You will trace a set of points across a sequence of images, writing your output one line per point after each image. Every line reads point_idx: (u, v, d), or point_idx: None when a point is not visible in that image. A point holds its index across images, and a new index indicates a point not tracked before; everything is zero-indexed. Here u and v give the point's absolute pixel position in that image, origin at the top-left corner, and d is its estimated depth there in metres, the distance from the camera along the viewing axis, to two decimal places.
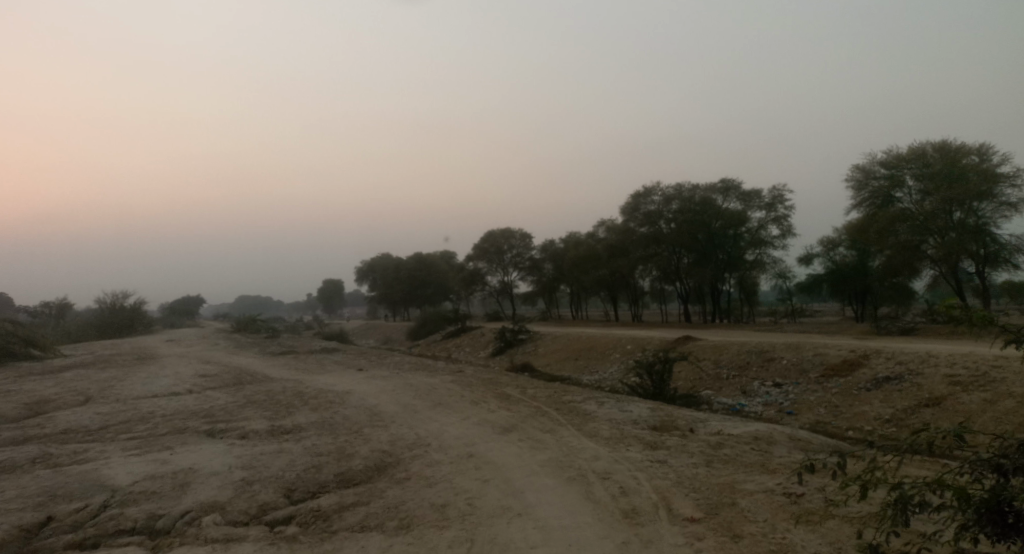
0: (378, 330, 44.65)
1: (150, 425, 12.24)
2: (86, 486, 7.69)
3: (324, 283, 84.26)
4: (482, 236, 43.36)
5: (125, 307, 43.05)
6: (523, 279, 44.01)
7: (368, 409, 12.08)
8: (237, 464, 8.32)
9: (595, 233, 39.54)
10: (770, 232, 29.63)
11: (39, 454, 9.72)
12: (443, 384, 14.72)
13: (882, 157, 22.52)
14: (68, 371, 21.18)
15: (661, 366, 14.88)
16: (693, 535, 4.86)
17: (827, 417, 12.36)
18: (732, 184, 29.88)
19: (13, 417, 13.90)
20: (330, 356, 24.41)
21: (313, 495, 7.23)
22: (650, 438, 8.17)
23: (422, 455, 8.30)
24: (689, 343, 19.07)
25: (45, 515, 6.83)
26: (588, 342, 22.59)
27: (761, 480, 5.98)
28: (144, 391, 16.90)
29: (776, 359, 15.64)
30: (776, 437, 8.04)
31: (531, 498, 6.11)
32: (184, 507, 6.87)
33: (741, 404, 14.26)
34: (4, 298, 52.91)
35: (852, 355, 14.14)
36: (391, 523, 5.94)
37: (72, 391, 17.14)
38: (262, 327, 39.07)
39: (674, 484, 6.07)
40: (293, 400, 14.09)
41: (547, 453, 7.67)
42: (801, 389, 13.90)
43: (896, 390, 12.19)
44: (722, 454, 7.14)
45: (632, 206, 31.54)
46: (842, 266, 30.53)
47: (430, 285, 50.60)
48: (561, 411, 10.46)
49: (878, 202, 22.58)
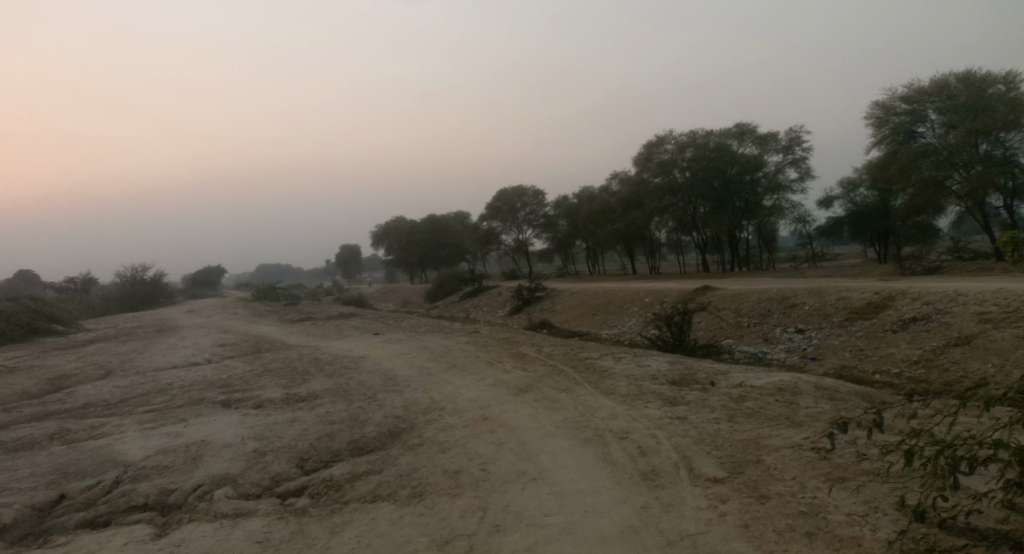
0: (396, 294, 44.70)
1: (167, 397, 12.23)
2: (98, 462, 7.61)
3: (341, 249, 84.42)
4: (495, 194, 42.76)
5: (145, 279, 43.43)
6: (538, 237, 43.53)
7: (384, 373, 11.94)
8: (249, 436, 8.19)
9: (609, 186, 38.81)
10: (788, 175, 28.75)
11: (56, 429, 9.71)
12: (459, 346, 14.53)
13: (903, 92, 21.59)
14: (90, 345, 21.35)
15: (680, 318, 14.53)
16: (717, 497, 4.59)
17: (852, 361, 12.04)
18: (748, 129, 28.85)
19: (35, 393, 14.00)
20: (347, 321, 24.41)
21: (326, 464, 7.10)
22: (669, 393, 7.89)
23: (436, 419, 8.12)
24: (709, 293, 18.67)
25: (57, 493, 6.75)
26: (605, 296, 22.27)
27: (788, 434, 5.68)
28: (163, 362, 16.98)
29: (799, 305, 15.21)
30: (802, 387, 7.72)
31: (547, 462, 5.88)
32: (196, 481, 6.75)
33: (763, 352, 13.99)
34: (32, 275, 53.86)
35: (876, 298, 13.68)
36: (403, 492, 5.76)
37: (93, 365, 17.25)
38: (281, 293, 39.17)
39: (695, 442, 5.80)
40: (309, 367, 14.02)
41: (563, 414, 7.43)
42: (825, 334, 13.55)
43: (922, 331, 11.79)
44: (745, 408, 6.84)
45: (645, 155, 30.87)
46: (864, 208, 29.78)
47: (446, 246, 50.30)
48: (578, 368, 10.22)
49: (900, 138, 21.71)
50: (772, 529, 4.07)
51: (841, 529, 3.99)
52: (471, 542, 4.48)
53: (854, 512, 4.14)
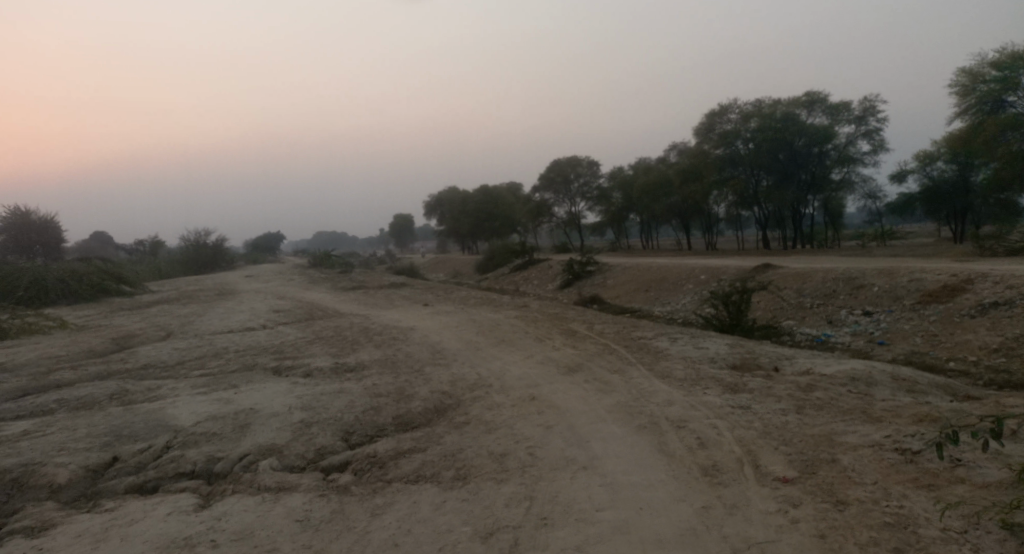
0: (447, 264, 44.82)
1: (222, 362, 12.40)
2: (150, 425, 7.68)
3: (395, 218, 85.23)
4: (548, 165, 42.04)
5: (208, 243, 44.72)
6: (591, 210, 42.76)
7: (432, 346, 11.81)
8: (297, 405, 8.12)
9: (667, 157, 37.70)
10: (860, 147, 27.14)
11: (115, 389, 9.91)
12: (507, 320, 14.28)
13: (994, 57, 19.96)
14: (153, 306, 22.06)
15: (738, 298, 13.88)
16: (787, 500, 4.18)
17: (924, 347, 11.25)
18: (818, 97, 27.22)
19: (99, 351, 14.46)
20: (398, 290, 24.50)
21: (371, 439, 6.96)
22: (729, 379, 7.43)
23: (483, 397, 7.88)
24: (768, 272, 17.88)
25: (110, 455, 6.81)
26: (659, 272, 21.62)
27: (866, 431, 5.19)
28: (221, 326, 17.32)
29: (867, 286, 14.33)
30: (877, 377, 7.14)
31: (598, 449, 5.56)
32: (242, 450, 6.71)
33: (827, 334, 13.26)
34: (107, 237, 56.32)
35: (953, 280, 12.73)
36: (447, 473, 5.56)
37: (155, 326, 17.75)
38: (335, 261, 39.74)
39: (760, 436, 5.37)
40: (359, 336, 14.03)
41: (616, 397, 7.07)
42: (894, 318, 12.73)
43: (1005, 317, 10.88)
44: (814, 399, 6.34)
45: (707, 125, 29.86)
46: (940, 183, 27.98)
47: (498, 217, 49.95)
48: (631, 348, 9.81)
49: (986, 108, 19.98)
50: (854, 543, 3.66)
51: (936, 547, 3.54)
52: (517, 536, 4.22)
53: (951, 528, 3.68)
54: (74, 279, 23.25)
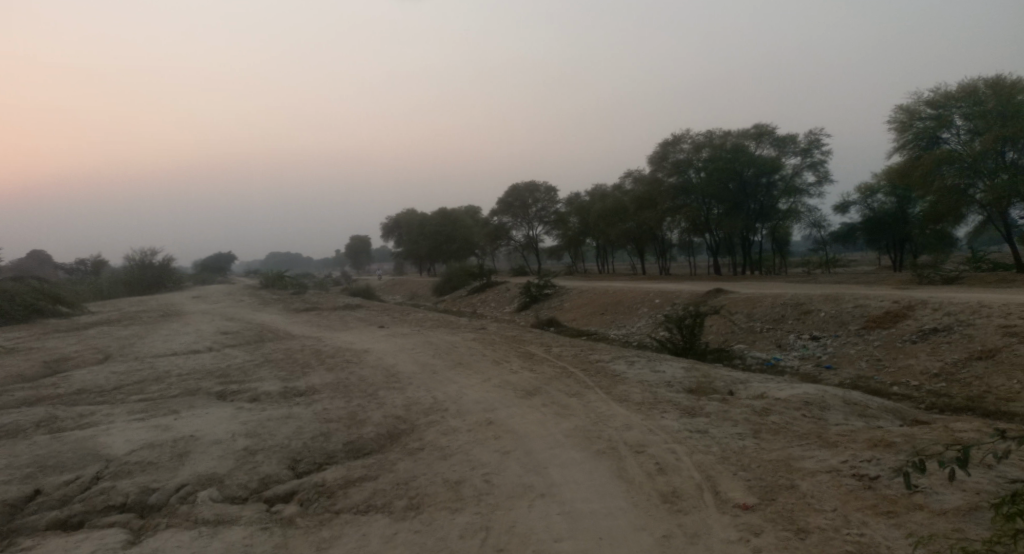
0: (403, 287, 44.37)
1: (162, 386, 11.82)
2: (80, 455, 7.19)
3: (351, 239, 84.23)
4: (506, 189, 42.19)
5: (154, 263, 43.21)
6: (549, 234, 42.97)
7: (386, 369, 11.50)
8: (241, 432, 7.74)
9: (622, 184, 38.26)
10: (806, 178, 28.01)
11: (44, 416, 9.30)
12: (463, 343, 14.07)
13: (929, 96, 20.94)
14: (92, 328, 21.05)
15: (692, 321, 13.98)
16: (748, 528, 4.10)
17: (869, 371, 11.49)
18: (766, 130, 28.12)
19: (30, 376, 13.65)
20: (352, 312, 24.01)
21: (319, 467, 6.65)
22: (686, 403, 7.39)
23: (439, 422, 7.64)
24: (721, 296, 18.14)
25: (32, 488, 6.33)
26: (614, 296, 21.74)
27: (823, 456, 5.17)
28: (164, 349, 16.60)
29: (814, 311, 14.64)
30: (830, 400, 7.19)
31: (556, 476, 5.40)
32: (179, 480, 6.32)
33: (776, 358, 13.46)
34: (45, 255, 54.07)
35: (895, 307, 13.10)
36: (399, 503, 5.32)
37: (92, 349, 16.89)
38: (288, 282, 38.84)
39: (720, 461, 5.31)
40: (310, 359, 13.58)
41: (574, 422, 6.93)
42: (840, 342, 12.99)
43: (944, 343, 11.21)
44: (770, 423, 6.33)
45: (661, 154, 30.46)
46: (880, 214, 29.08)
47: (455, 240, 49.75)
48: (589, 371, 9.71)
49: (923, 144, 20.96)
50: None
51: None
52: None
53: None
54: (7, 300, 22.06)
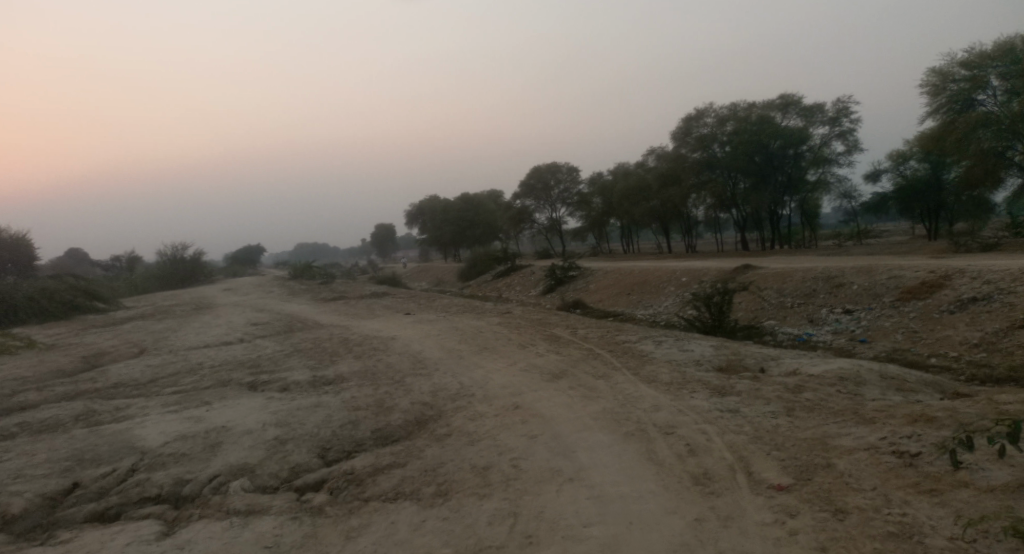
0: (429, 273, 44.52)
1: (195, 378, 12.01)
2: (115, 448, 7.31)
3: (377, 228, 84.80)
4: (528, 172, 41.93)
5: (185, 257, 43.94)
6: (572, 215, 42.66)
7: (413, 356, 11.52)
8: (271, 422, 7.80)
9: (645, 162, 37.76)
10: (835, 148, 27.29)
11: (82, 410, 9.50)
12: (489, 327, 14.02)
13: (962, 57, 20.17)
14: (127, 323, 21.48)
15: (720, 298, 13.76)
16: (784, 510, 3.98)
17: (905, 344, 11.18)
18: (792, 100, 27.41)
19: (69, 371, 13.98)
20: (379, 300, 24.16)
21: (348, 455, 6.67)
22: (716, 382, 7.24)
23: (466, 407, 7.61)
24: (749, 272, 17.82)
25: (71, 481, 6.46)
26: (641, 275, 21.51)
27: (860, 433, 5.01)
28: (197, 342, 16.85)
29: (846, 284, 14.29)
30: (866, 376, 6.98)
31: (585, 459, 5.33)
32: (211, 471, 6.38)
33: (808, 333, 13.18)
34: (82, 253, 55.51)
35: (931, 276, 12.71)
36: (427, 490, 5.30)
37: (128, 344, 17.22)
38: (316, 272, 39.24)
39: (752, 440, 5.18)
40: (338, 348, 13.66)
41: (602, 404, 6.84)
42: (874, 315, 12.67)
43: (984, 312, 10.84)
44: (803, 400, 6.17)
45: (684, 129, 29.96)
46: (913, 182, 28.28)
47: (479, 225, 49.69)
48: (616, 352, 9.59)
49: (957, 107, 20.24)
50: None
51: None
52: None
53: (957, 536, 3.50)
54: (46, 298, 22.62)
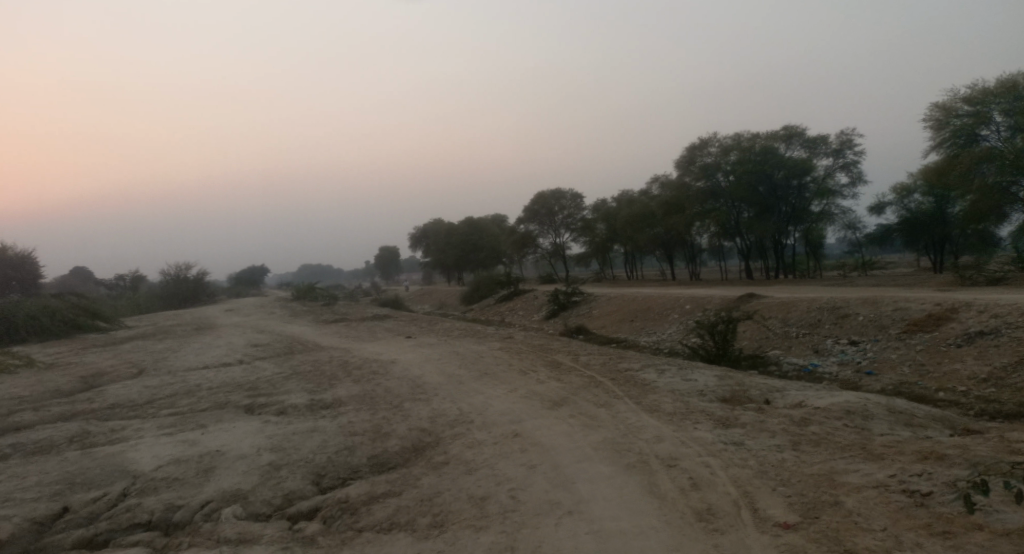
0: (432, 296, 44.46)
1: (193, 400, 11.89)
2: (107, 471, 7.19)
3: (381, 250, 84.94)
4: (532, 197, 42.06)
5: (189, 277, 43.98)
6: (576, 241, 42.66)
7: (412, 380, 11.38)
8: (266, 446, 7.67)
9: (649, 189, 37.89)
10: (839, 180, 27.32)
11: (77, 432, 9.37)
12: (491, 352, 13.90)
13: (966, 92, 20.27)
14: (128, 342, 21.39)
15: (724, 327, 13.62)
16: (790, 550, 3.85)
17: (912, 377, 11.03)
18: (796, 131, 27.55)
19: (67, 390, 13.87)
20: (381, 323, 24.04)
21: (343, 482, 6.53)
22: (721, 413, 7.10)
23: (464, 434, 7.48)
24: (754, 301, 17.70)
25: (60, 505, 6.32)
26: (644, 302, 21.39)
27: (869, 469, 4.87)
28: (196, 362, 16.75)
29: (851, 315, 14.17)
30: (873, 409, 6.84)
31: (585, 491, 5.19)
32: (204, 497, 6.25)
33: (813, 364, 13.02)
34: (87, 272, 55.73)
35: (938, 309, 12.59)
36: (423, 521, 5.17)
37: (127, 363, 17.12)
38: (318, 293, 39.20)
39: (757, 474, 5.05)
40: (338, 371, 13.53)
41: (603, 434, 6.71)
42: (880, 347, 12.52)
43: (992, 346, 10.70)
44: (809, 433, 6.04)
45: (688, 158, 30.09)
46: (917, 214, 28.29)
47: (482, 249, 49.72)
48: (618, 381, 9.46)
49: (960, 141, 20.33)
50: None
51: None
52: None
53: None
54: (48, 316, 22.59)
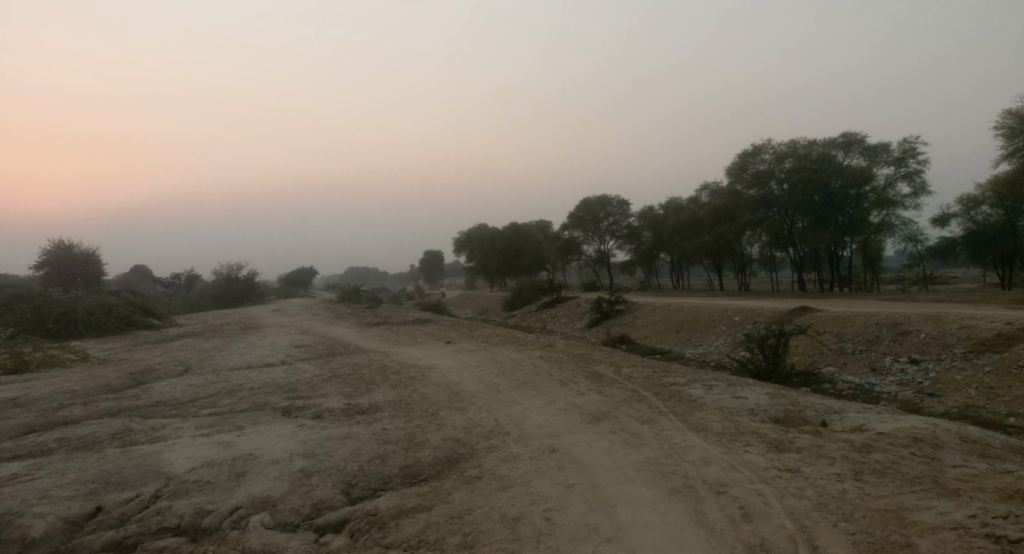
0: (475, 301, 44.30)
1: (233, 400, 11.92)
2: (142, 472, 7.14)
3: (425, 255, 85.49)
4: (578, 204, 41.63)
5: (240, 277, 44.89)
6: (621, 248, 41.97)
7: (449, 388, 11.16)
8: (299, 452, 7.52)
9: (698, 197, 37.06)
10: (900, 190, 26.12)
11: (119, 429, 9.44)
12: (531, 361, 13.59)
13: None
14: (177, 340, 21.79)
15: (775, 341, 13.01)
16: None
17: (980, 400, 10.27)
18: (855, 139, 26.50)
19: (115, 386, 14.12)
20: (422, 327, 23.97)
21: (373, 494, 6.32)
22: (774, 435, 6.64)
23: (500, 447, 7.20)
24: (807, 315, 16.95)
25: (94, 505, 6.27)
26: (691, 312, 20.75)
27: (944, 507, 4.42)
28: (240, 362, 16.88)
29: (913, 332, 13.38)
30: (943, 438, 6.30)
31: (625, 516, 4.86)
32: (233, 503, 6.12)
33: (871, 383, 12.30)
34: (146, 271, 57.69)
35: (1009, 328, 11.73)
36: (453, 540, 4.92)
37: (175, 361, 17.38)
38: (364, 296, 39.52)
39: (816, 507, 4.62)
40: (376, 375, 13.42)
41: (645, 453, 6.33)
42: (944, 367, 11.74)
43: None
44: (872, 462, 5.55)
45: (740, 165, 29.29)
46: (985, 227, 26.87)
47: (526, 255, 49.41)
48: (662, 396, 9.03)
49: None
50: None
51: None
52: None
53: None
54: (104, 312, 23.21)
